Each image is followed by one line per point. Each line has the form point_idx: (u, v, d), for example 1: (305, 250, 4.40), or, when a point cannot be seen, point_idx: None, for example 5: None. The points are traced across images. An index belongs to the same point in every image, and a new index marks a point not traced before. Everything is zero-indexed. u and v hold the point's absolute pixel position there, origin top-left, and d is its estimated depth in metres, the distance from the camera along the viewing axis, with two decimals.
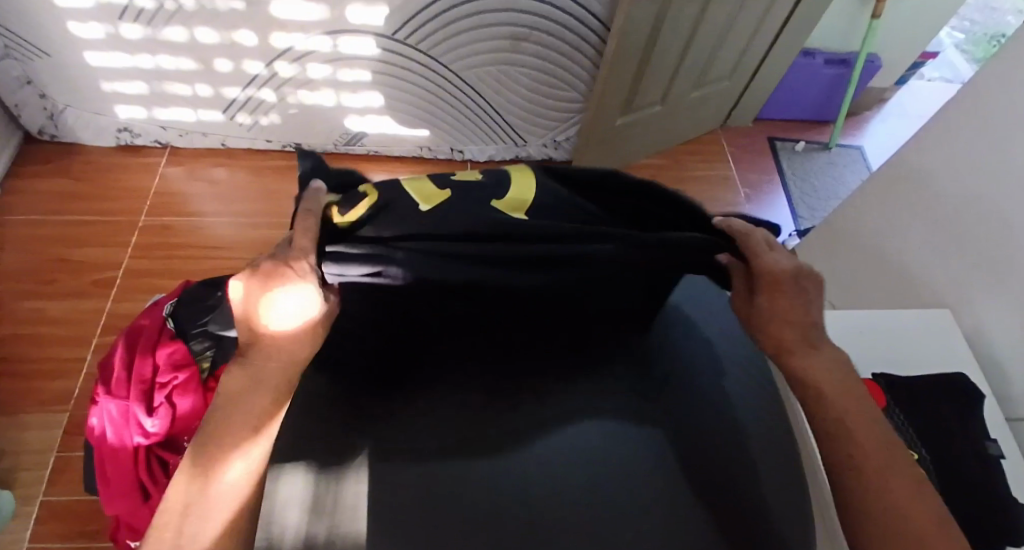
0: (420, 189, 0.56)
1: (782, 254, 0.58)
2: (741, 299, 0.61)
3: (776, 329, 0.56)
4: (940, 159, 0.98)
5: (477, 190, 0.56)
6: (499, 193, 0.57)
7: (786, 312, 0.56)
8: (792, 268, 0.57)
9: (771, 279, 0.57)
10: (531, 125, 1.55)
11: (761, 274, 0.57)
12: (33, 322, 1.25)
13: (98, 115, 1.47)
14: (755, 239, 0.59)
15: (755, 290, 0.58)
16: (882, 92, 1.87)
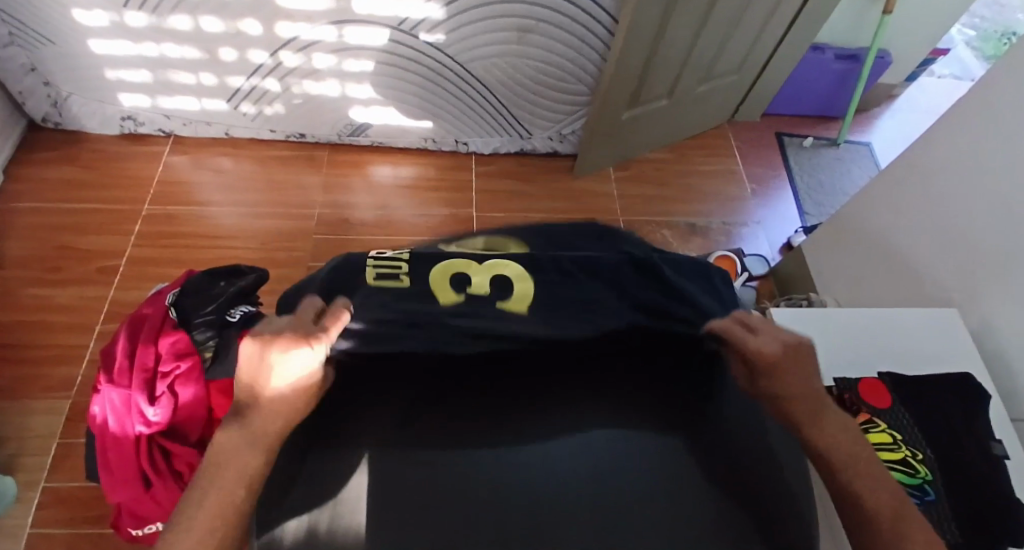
0: (443, 290, 0.65)
1: (767, 337, 0.58)
2: (744, 383, 0.59)
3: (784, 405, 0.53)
4: (951, 157, 0.97)
5: (491, 295, 0.66)
6: (508, 294, 0.66)
7: (792, 386, 0.54)
8: (782, 348, 0.56)
9: (763, 360, 0.56)
10: (537, 117, 1.54)
11: (751, 356, 0.57)
12: (38, 309, 1.25)
13: (102, 103, 1.46)
14: (732, 327, 0.60)
15: (756, 375, 0.57)
16: (891, 88, 1.85)
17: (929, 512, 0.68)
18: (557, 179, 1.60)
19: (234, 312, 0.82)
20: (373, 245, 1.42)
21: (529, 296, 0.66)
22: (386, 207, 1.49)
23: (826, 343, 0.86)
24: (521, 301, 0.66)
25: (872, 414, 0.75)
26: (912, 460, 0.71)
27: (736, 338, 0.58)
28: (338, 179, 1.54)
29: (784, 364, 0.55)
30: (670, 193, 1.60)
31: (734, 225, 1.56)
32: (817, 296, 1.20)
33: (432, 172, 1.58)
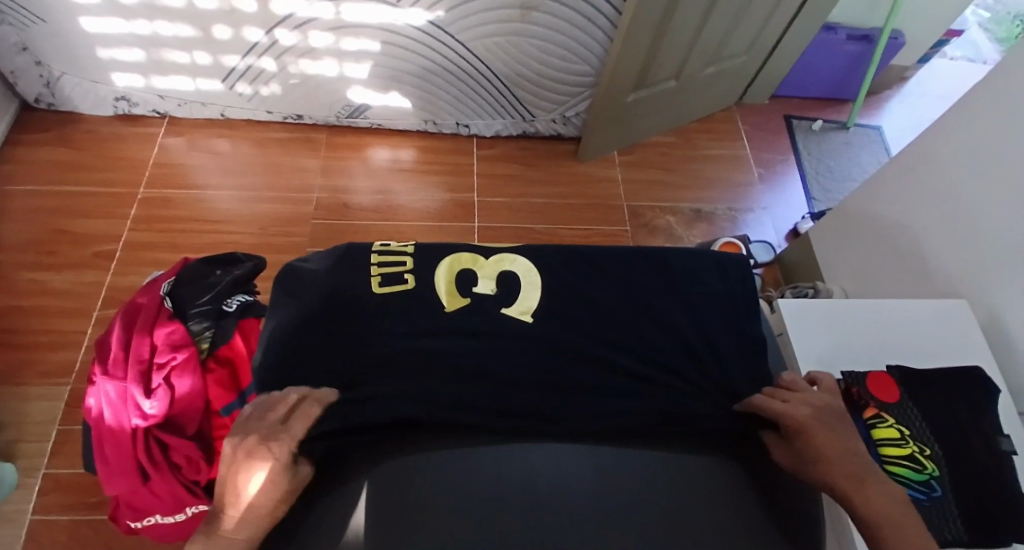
0: (451, 294, 0.73)
1: (797, 403, 0.65)
2: (779, 448, 0.65)
3: (824, 467, 0.59)
4: (965, 144, 0.94)
5: (495, 299, 0.74)
6: (513, 301, 0.74)
7: (829, 449, 0.60)
8: (814, 414, 0.63)
9: (798, 424, 0.62)
10: (540, 99, 1.50)
11: (787, 422, 0.63)
12: (34, 293, 1.24)
13: (95, 83, 1.43)
14: (763, 401, 0.66)
15: (792, 439, 0.63)
16: (903, 70, 1.81)
17: (934, 508, 0.67)
18: (559, 162, 1.57)
19: (230, 302, 0.83)
20: (372, 231, 1.40)
21: (530, 303, 0.74)
22: (386, 192, 1.47)
23: (834, 334, 0.85)
24: (523, 309, 0.73)
25: (880, 409, 0.74)
26: (919, 456, 0.70)
27: (770, 407, 0.65)
28: (337, 163, 1.51)
29: (818, 428, 0.61)
30: (675, 178, 1.57)
31: (739, 211, 1.53)
32: (823, 285, 1.19)
33: (432, 156, 1.55)
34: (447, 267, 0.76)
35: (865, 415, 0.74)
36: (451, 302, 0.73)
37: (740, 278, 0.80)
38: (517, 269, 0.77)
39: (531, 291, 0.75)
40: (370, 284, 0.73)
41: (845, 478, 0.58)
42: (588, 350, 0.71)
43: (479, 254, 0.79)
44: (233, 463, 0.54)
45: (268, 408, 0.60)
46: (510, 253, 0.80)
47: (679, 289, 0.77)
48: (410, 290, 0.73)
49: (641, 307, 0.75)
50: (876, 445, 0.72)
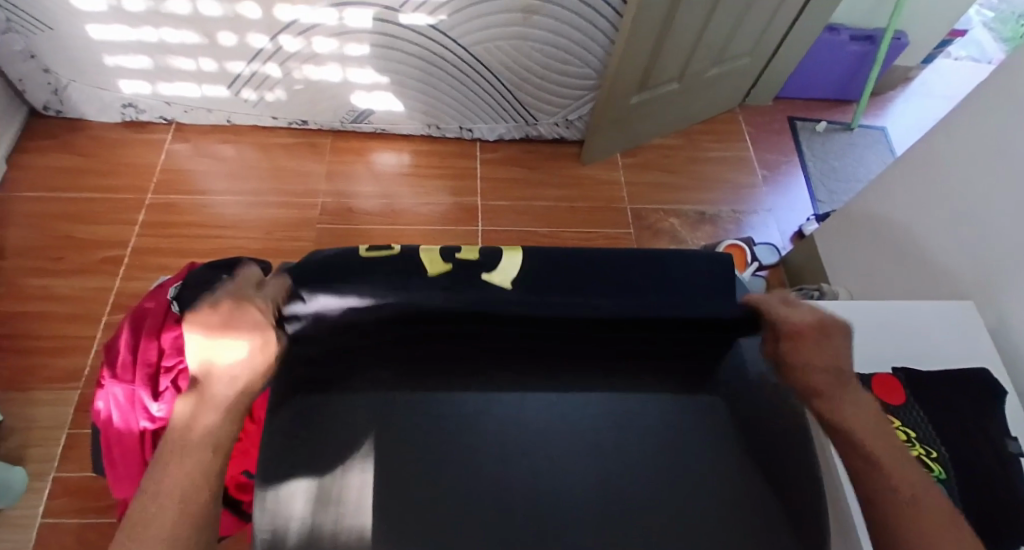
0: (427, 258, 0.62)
1: (800, 310, 0.66)
2: (771, 348, 0.66)
3: (808, 376, 0.61)
4: (970, 145, 0.94)
5: (476, 264, 0.63)
6: (496, 266, 0.63)
7: (816, 359, 0.61)
8: (814, 321, 0.63)
9: (793, 330, 0.63)
10: (542, 102, 1.51)
11: (783, 325, 0.64)
12: (43, 298, 1.25)
13: (102, 90, 1.45)
14: (772, 303, 0.67)
15: (781, 341, 0.65)
16: (908, 70, 1.80)
17: None
18: (562, 165, 1.58)
19: None
20: (376, 235, 1.41)
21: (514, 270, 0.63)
22: (390, 196, 1.48)
23: None
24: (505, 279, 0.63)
25: (884, 411, 0.73)
26: (926, 459, 0.70)
27: (774, 310, 0.66)
28: (341, 167, 1.52)
29: (810, 335, 0.62)
30: (678, 180, 1.57)
31: (743, 213, 1.53)
32: (829, 287, 1.18)
33: (436, 159, 1.55)
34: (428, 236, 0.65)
35: None
36: (431, 264, 0.62)
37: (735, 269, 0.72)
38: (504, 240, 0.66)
39: (514, 255, 0.63)
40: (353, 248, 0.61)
41: (828, 385, 0.60)
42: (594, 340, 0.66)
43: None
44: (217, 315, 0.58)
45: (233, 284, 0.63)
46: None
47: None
48: (395, 255, 0.61)
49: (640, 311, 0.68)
50: None
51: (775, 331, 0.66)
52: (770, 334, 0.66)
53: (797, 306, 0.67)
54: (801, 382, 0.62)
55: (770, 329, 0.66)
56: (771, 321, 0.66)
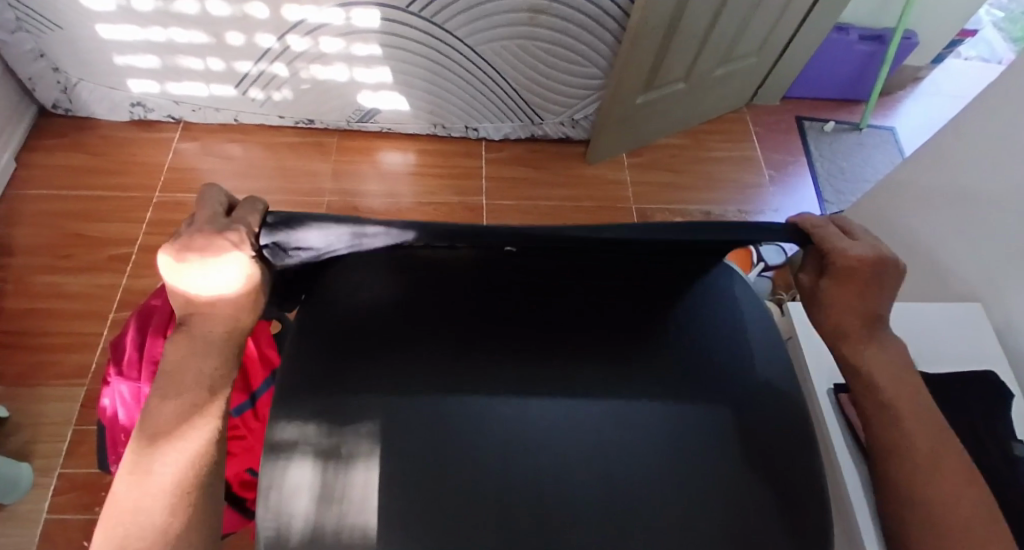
0: None
1: (862, 242, 0.54)
2: (810, 279, 0.57)
3: (840, 316, 0.55)
4: (979, 146, 0.93)
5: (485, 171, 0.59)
6: None
7: (854, 303, 0.54)
8: (872, 257, 0.53)
9: (848, 265, 0.53)
10: (548, 102, 1.50)
11: (836, 258, 0.53)
12: (52, 296, 1.26)
13: (111, 89, 1.46)
14: (827, 231, 0.55)
15: (825, 273, 0.55)
16: (917, 70, 1.78)
17: None
18: (567, 165, 1.57)
19: None
20: None
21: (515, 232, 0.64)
22: (395, 195, 1.48)
23: None
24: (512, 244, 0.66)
25: None
26: None
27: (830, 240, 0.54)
28: (346, 166, 1.52)
29: (863, 275, 0.53)
30: (683, 180, 1.57)
31: (750, 213, 1.52)
32: None
33: (441, 159, 1.56)
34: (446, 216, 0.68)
35: None
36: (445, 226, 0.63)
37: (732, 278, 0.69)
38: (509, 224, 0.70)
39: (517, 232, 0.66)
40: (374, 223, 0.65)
41: (859, 331, 0.55)
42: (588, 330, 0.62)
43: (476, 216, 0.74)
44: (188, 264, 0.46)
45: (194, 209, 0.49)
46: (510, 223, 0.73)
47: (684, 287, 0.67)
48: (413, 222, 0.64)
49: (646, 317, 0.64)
50: None
51: (822, 261, 0.55)
52: (815, 261, 0.56)
53: (854, 235, 0.57)
54: (829, 323, 0.56)
55: (817, 256, 0.55)
56: (819, 250, 0.56)
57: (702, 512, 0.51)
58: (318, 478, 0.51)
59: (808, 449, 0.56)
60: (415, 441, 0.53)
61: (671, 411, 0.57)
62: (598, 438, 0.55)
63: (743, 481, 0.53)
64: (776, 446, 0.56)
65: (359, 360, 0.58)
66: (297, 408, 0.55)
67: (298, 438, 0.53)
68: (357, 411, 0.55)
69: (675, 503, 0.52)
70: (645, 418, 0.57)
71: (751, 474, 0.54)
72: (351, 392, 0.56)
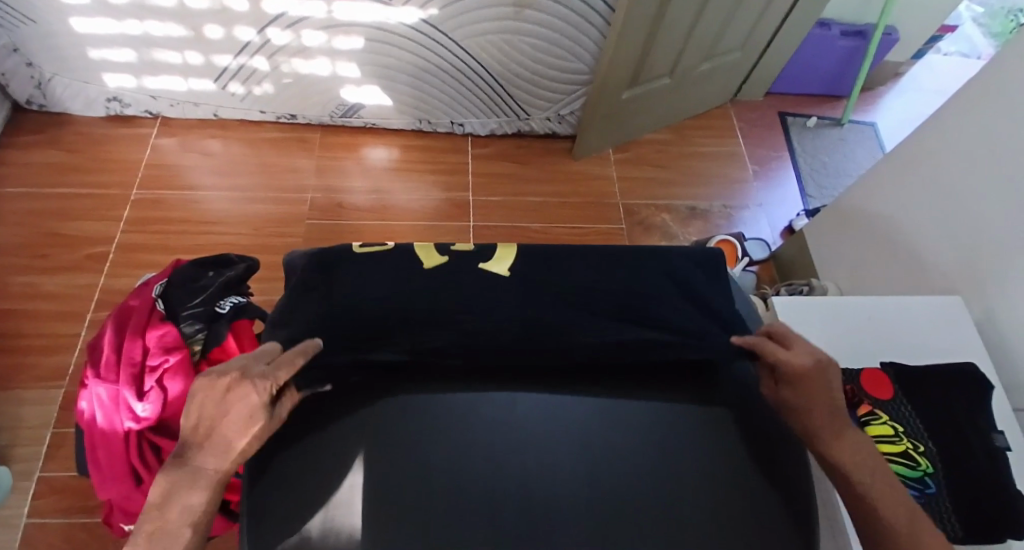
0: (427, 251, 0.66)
1: (801, 349, 0.57)
2: (765, 387, 0.58)
3: (803, 420, 0.53)
4: (961, 141, 0.94)
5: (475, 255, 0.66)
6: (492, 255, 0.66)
7: (814, 402, 0.53)
8: (814, 363, 0.55)
9: (794, 371, 0.55)
10: (533, 97, 1.50)
11: (782, 367, 0.56)
12: (27, 296, 1.23)
13: (86, 84, 1.42)
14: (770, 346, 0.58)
15: (779, 382, 0.56)
16: (898, 66, 1.81)
17: (928, 505, 0.67)
18: (552, 159, 1.57)
19: (222, 304, 0.82)
20: (366, 231, 1.39)
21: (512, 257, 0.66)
22: (381, 192, 1.46)
23: (829, 330, 0.86)
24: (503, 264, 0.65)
25: (873, 406, 0.74)
26: (912, 453, 0.70)
27: (769, 351, 0.57)
28: (331, 162, 1.50)
29: (812, 378, 0.54)
30: (670, 175, 1.57)
31: (735, 209, 1.53)
32: (817, 283, 1.20)
33: (428, 154, 1.54)
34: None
35: (859, 412, 0.74)
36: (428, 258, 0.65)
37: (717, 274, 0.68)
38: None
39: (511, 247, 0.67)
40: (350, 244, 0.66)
41: (827, 428, 0.52)
42: (574, 350, 0.59)
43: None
44: (207, 392, 0.48)
45: (251, 353, 0.54)
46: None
47: (676, 285, 0.66)
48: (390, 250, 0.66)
49: (626, 304, 0.63)
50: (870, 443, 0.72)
51: (774, 372, 0.57)
52: (767, 374, 0.59)
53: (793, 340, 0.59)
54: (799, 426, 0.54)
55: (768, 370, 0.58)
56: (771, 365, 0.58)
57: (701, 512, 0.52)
58: (302, 512, 0.50)
59: (802, 445, 0.56)
60: (401, 476, 0.51)
61: (666, 414, 0.58)
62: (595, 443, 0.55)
63: (739, 480, 0.54)
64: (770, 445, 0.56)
65: (351, 402, 0.56)
66: (287, 446, 0.53)
67: (283, 481, 0.51)
68: (344, 450, 0.53)
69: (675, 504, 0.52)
70: (641, 422, 0.57)
71: (747, 474, 0.54)
72: (339, 433, 0.54)
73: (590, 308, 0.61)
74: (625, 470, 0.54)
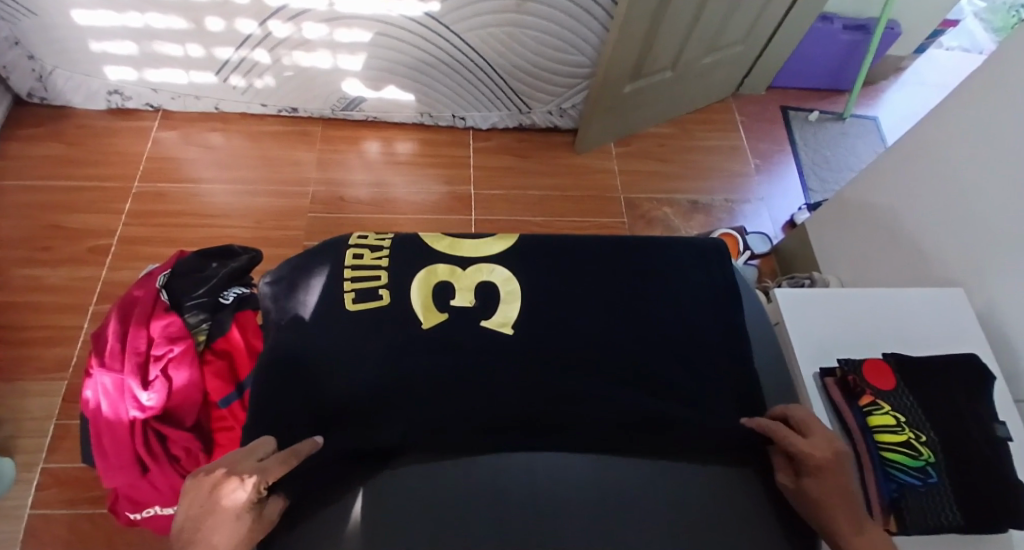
0: (425, 307, 0.74)
1: (819, 438, 0.59)
2: (787, 479, 0.60)
3: (825, 513, 0.55)
4: (963, 133, 0.94)
5: (477, 309, 0.74)
6: (493, 313, 0.74)
7: (834, 497, 0.55)
8: (832, 454, 0.57)
9: (816, 465, 0.56)
10: (535, 91, 1.50)
11: (805, 460, 0.57)
12: (30, 289, 1.23)
13: (88, 77, 1.42)
14: (786, 435, 0.60)
15: (802, 475, 0.58)
16: (900, 60, 1.80)
17: (928, 493, 0.68)
18: (554, 153, 1.57)
19: (227, 295, 0.83)
20: (369, 224, 1.39)
21: (510, 316, 0.74)
22: (383, 185, 1.46)
23: (828, 324, 0.86)
24: (502, 321, 0.73)
25: (874, 396, 0.74)
26: (915, 442, 0.70)
27: (785, 440, 0.59)
28: (332, 155, 1.50)
29: (835, 472, 0.56)
30: (671, 169, 1.57)
31: (736, 203, 1.54)
32: (818, 275, 1.20)
33: (430, 148, 1.54)
34: (422, 281, 0.76)
35: (861, 403, 0.74)
36: (426, 318, 0.73)
37: (720, 264, 0.83)
38: (494, 279, 0.77)
39: (510, 304, 0.75)
40: (344, 301, 0.73)
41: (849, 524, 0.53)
42: (566, 381, 0.69)
43: (456, 265, 0.79)
44: (197, 490, 0.48)
45: (245, 447, 0.55)
46: (488, 261, 0.79)
47: (658, 315, 0.76)
48: (385, 305, 0.73)
49: (616, 337, 0.73)
50: (871, 432, 0.72)
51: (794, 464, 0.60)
52: (789, 468, 0.61)
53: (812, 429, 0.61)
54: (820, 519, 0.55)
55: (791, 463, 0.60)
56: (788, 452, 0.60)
57: (708, 486, 0.64)
58: None
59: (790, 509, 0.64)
60: (404, 521, 0.59)
61: (689, 388, 0.71)
62: (631, 419, 0.67)
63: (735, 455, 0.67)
64: (759, 452, 0.68)
65: (343, 462, 0.63)
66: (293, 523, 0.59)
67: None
68: (341, 499, 0.61)
69: (683, 476, 0.65)
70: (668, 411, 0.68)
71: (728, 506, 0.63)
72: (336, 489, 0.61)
73: (580, 343, 0.72)
74: (647, 449, 0.66)
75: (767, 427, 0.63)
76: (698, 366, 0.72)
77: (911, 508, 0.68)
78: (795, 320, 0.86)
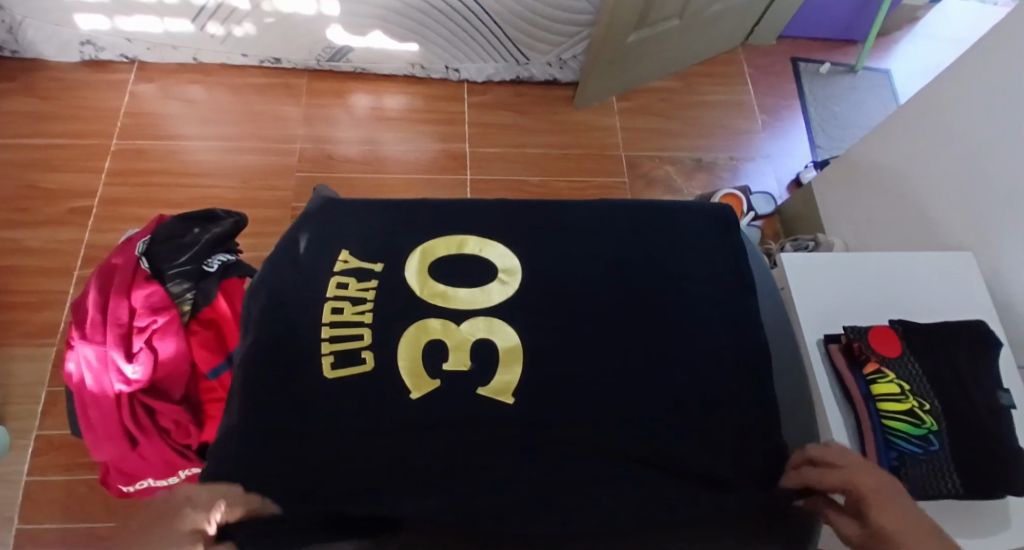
0: (414, 376, 0.60)
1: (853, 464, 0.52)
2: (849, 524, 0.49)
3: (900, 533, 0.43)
4: (982, 86, 0.89)
5: (473, 376, 0.60)
6: (490, 379, 0.60)
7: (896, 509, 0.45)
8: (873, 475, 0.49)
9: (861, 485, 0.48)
10: (531, 39, 1.41)
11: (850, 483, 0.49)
12: (12, 252, 1.19)
13: (58, 26, 1.33)
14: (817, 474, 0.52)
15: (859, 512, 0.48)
16: (915, 10, 1.72)
17: (929, 462, 0.67)
18: (552, 108, 1.50)
19: (211, 262, 0.80)
20: (359, 184, 1.34)
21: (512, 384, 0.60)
22: (373, 142, 1.40)
23: (836, 291, 0.84)
24: (502, 388, 0.59)
25: (880, 363, 0.73)
26: (918, 411, 0.69)
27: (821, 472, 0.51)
28: (318, 110, 1.43)
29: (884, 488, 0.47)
30: (674, 125, 1.51)
31: (740, 161, 1.49)
32: (822, 238, 1.18)
33: (421, 103, 1.47)
34: (410, 341, 0.62)
35: (865, 371, 0.73)
36: (416, 387, 0.59)
37: (723, 228, 0.76)
38: (497, 336, 0.63)
39: (513, 367, 0.61)
40: (321, 367, 0.60)
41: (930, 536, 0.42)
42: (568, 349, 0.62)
43: (451, 318, 0.64)
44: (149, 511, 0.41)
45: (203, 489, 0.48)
46: (491, 314, 0.65)
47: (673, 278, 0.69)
48: (369, 371, 0.60)
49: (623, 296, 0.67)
50: (873, 400, 0.71)
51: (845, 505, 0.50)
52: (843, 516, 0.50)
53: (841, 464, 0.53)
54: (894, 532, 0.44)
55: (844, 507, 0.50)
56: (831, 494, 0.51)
57: (754, 470, 0.56)
58: None
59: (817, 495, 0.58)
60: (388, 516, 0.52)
61: (714, 352, 0.63)
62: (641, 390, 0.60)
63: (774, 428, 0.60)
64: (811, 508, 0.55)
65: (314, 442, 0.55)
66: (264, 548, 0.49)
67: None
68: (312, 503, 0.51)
69: (724, 454, 0.57)
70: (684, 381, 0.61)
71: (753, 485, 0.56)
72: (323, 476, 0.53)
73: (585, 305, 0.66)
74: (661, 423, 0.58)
75: (799, 480, 0.53)
76: (722, 324, 0.66)
77: (910, 476, 0.67)
78: (800, 286, 0.84)
